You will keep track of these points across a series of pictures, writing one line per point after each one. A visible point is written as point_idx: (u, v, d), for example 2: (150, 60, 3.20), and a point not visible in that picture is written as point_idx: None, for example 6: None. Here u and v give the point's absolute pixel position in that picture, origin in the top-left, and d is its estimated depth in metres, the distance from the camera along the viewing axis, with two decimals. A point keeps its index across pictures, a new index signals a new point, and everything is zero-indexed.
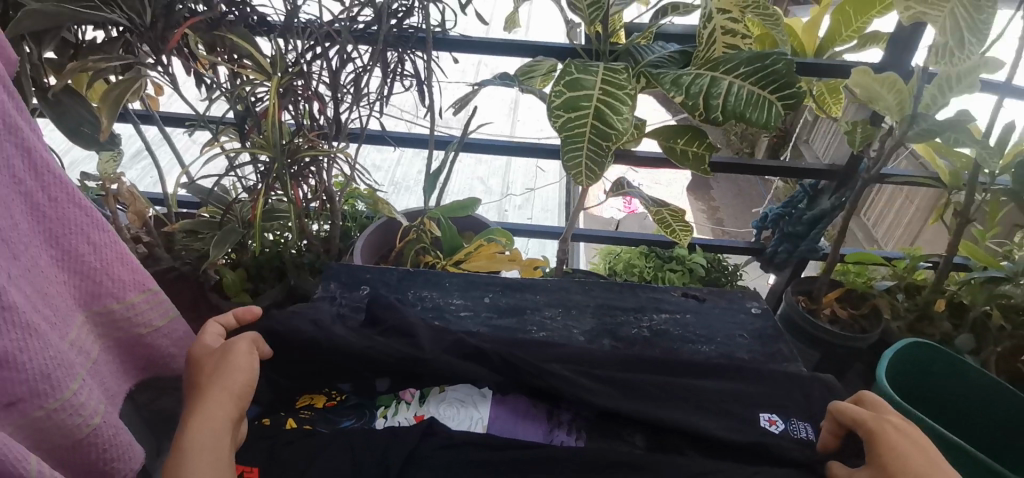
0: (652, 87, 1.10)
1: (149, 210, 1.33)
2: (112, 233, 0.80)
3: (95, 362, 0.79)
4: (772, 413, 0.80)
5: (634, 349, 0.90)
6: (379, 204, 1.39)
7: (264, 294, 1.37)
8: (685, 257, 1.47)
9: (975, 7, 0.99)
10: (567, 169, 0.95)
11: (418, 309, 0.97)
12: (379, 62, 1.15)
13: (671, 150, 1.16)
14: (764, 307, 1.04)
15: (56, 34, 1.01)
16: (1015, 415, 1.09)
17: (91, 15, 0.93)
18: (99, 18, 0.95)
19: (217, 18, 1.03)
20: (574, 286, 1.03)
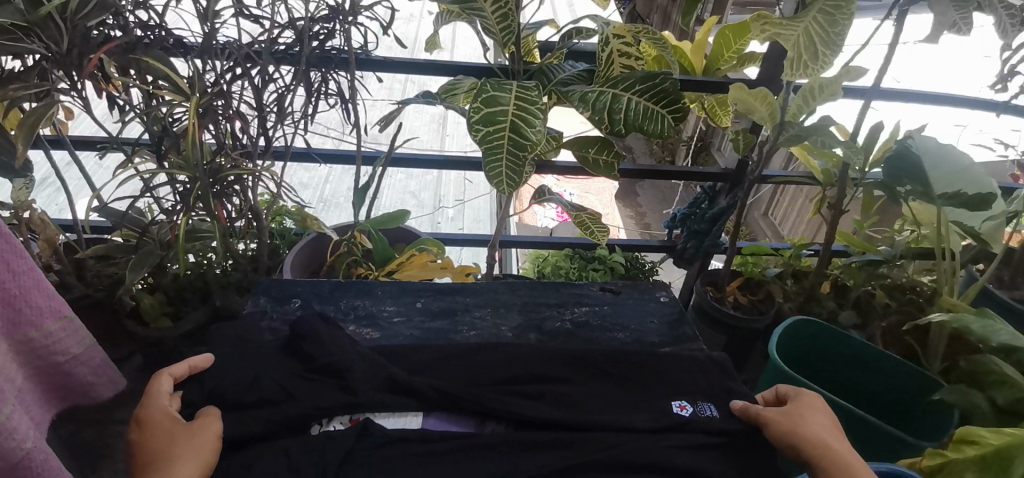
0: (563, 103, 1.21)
1: (59, 237, 1.27)
2: (32, 263, 0.90)
3: (17, 389, 0.89)
4: (683, 400, 0.86)
5: (557, 340, 0.98)
6: (308, 220, 1.41)
7: (187, 317, 1.33)
8: (606, 257, 1.59)
9: (829, 22, 1.09)
10: (489, 179, 1.02)
11: (351, 317, 1.00)
12: (303, 82, 1.17)
13: (583, 159, 1.26)
14: (672, 295, 1.16)
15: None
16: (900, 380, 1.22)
17: (9, 45, 0.91)
18: (19, 50, 0.94)
19: (133, 41, 1.02)
20: (502, 287, 1.10)
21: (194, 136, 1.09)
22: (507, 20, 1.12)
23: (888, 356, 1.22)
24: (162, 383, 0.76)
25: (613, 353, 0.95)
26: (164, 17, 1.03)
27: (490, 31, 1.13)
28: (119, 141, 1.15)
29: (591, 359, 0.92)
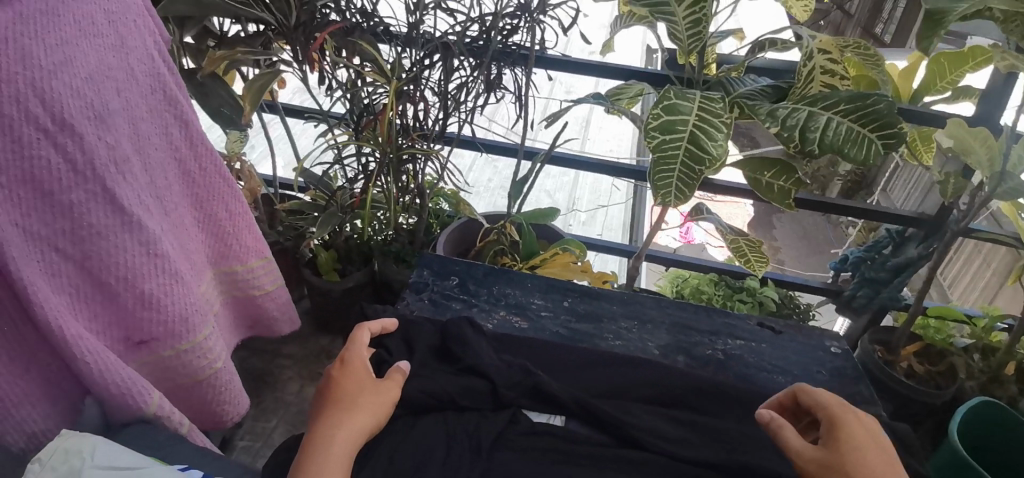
0: (745, 119, 1.11)
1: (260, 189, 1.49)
2: (242, 205, 1.05)
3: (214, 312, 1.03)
4: None
5: (708, 370, 0.93)
6: (460, 205, 1.49)
7: (350, 275, 1.49)
8: (756, 289, 1.49)
9: None
10: (654, 190, 0.95)
11: (502, 305, 1.04)
12: (483, 76, 1.20)
13: (757, 182, 1.18)
14: (846, 347, 1.05)
15: (199, 23, 1.14)
16: None
17: (245, 12, 1.07)
18: (251, 15, 1.08)
19: (352, 26, 1.15)
20: (651, 302, 1.07)
21: (389, 116, 1.20)
22: (699, 26, 1.01)
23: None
24: (363, 333, 0.81)
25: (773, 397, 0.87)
26: (377, 6, 1.14)
27: (676, 37, 1.04)
28: (324, 114, 1.32)
29: (747, 398, 0.86)
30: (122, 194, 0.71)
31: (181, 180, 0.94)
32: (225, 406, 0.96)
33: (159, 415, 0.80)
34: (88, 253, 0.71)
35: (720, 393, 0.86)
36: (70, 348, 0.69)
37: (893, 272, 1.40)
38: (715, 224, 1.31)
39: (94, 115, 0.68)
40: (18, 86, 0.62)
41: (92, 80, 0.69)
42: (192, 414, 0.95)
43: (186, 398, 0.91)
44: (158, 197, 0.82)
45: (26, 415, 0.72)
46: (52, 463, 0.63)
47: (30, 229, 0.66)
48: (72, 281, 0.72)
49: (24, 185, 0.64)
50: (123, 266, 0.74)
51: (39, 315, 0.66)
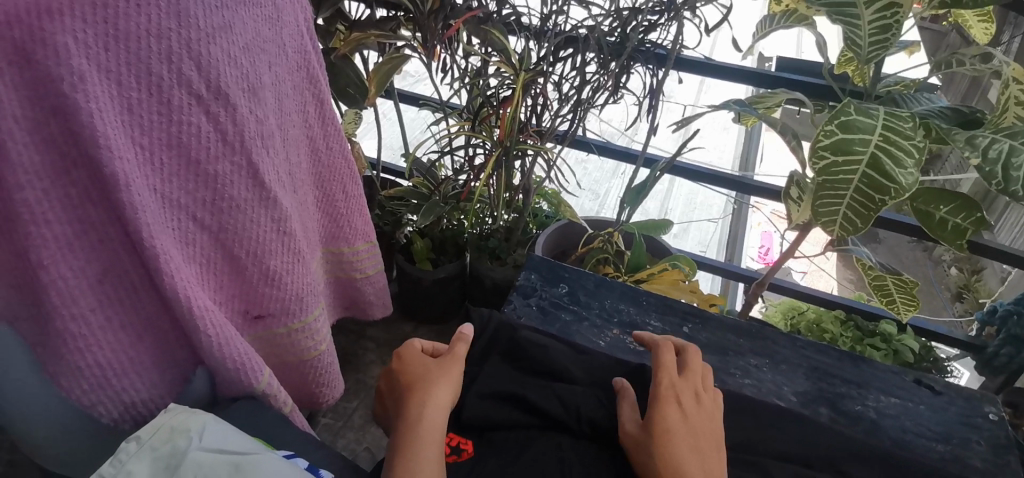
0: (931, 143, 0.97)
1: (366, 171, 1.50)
2: (361, 188, 1.04)
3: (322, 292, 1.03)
4: None
5: (856, 429, 0.82)
6: (562, 207, 1.43)
7: (443, 266, 1.47)
8: (893, 335, 1.32)
9: None
10: (819, 215, 0.90)
11: (616, 322, 0.96)
12: (611, 74, 1.15)
13: (927, 216, 1.06)
14: (1005, 416, 0.87)
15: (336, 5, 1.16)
16: None
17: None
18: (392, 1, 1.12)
19: (487, 14, 1.12)
20: (783, 338, 0.95)
21: (515, 108, 1.17)
22: (888, 31, 0.90)
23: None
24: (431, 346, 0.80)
25: (936, 470, 0.74)
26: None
27: (856, 48, 0.93)
28: (443, 103, 1.32)
29: (903, 469, 0.73)
30: (263, 166, 0.70)
31: (309, 158, 0.93)
32: (323, 389, 0.94)
33: (267, 393, 0.77)
34: (224, 224, 0.70)
35: (872, 459, 0.73)
36: (193, 320, 0.66)
37: None
38: (861, 258, 1.15)
39: (248, 86, 0.66)
40: (180, 48, 0.59)
41: (248, 49, 0.66)
42: (292, 390, 0.94)
43: (288, 375, 0.90)
44: (290, 172, 0.83)
45: (131, 385, 0.68)
46: (151, 443, 0.61)
47: (169, 196, 0.64)
48: (204, 252, 0.70)
49: (173, 151, 0.62)
50: (252, 240, 0.73)
51: (167, 286, 0.63)
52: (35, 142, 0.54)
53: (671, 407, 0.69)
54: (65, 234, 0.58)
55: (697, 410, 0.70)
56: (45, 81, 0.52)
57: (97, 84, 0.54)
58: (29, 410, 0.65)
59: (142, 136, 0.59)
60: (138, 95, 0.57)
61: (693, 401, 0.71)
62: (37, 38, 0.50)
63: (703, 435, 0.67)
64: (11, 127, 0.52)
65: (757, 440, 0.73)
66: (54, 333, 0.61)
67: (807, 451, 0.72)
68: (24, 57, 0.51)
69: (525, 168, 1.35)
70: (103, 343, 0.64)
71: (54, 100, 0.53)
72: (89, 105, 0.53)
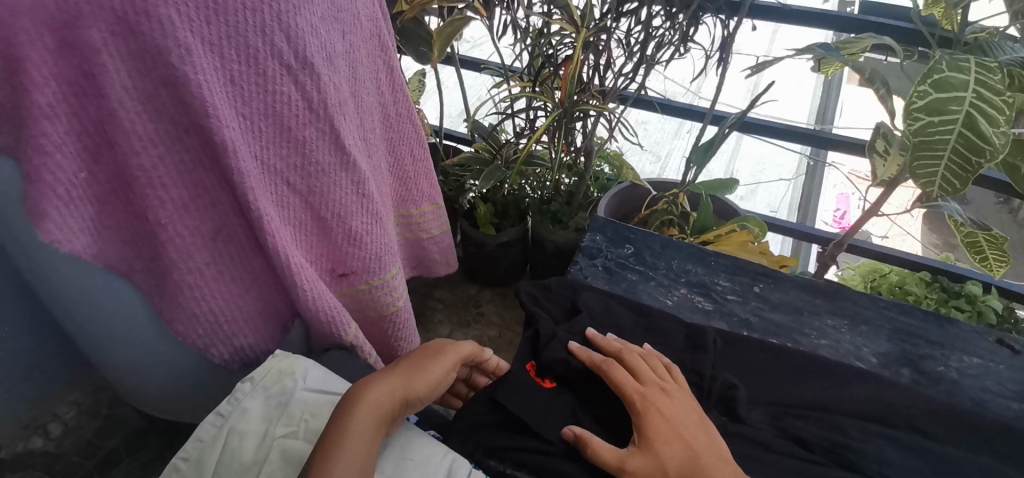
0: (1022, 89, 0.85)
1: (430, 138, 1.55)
2: (427, 152, 1.08)
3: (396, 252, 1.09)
4: None
5: (941, 392, 0.78)
6: (625, 169, 1.41)
7: (505, 230, 1.50)
8: (979, 296, 1.23)
9: None
10: (913, 178, 0.84)
11: (682, 281, 0.95)
12: (679, 27, 1.11)
13: (1014, 170, 0.97)
14: None
15: None
16: None
17: None
18: None
19: None
20: (862, 299, 0.91)
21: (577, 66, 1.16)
22: None
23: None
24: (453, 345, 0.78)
25: None
26: None
27: None
28: (503, 67, 1.33)
29: (992, 434, 0.70)
30: (344, 131, 0.74)
31: (382, 124, 0.97)
32: (401, 342, 1.00)
33: (355, 344, 0.84)
34: (311, 187, 0.75)
35: (956, 420, 0.71)
36: (291, 276, 0.72)
37: None
38: (951, 214, 1.06)
39: (326, 55, 0.71)
40: (271, 20, 0.63)
41: (325, 17, 0.70)
42: (373, 345, 1.01)
43: (370, 329, 0.97)
44: (365, 137, 0.88)
45: (238, 333, 0.76)
46: (263, 384, 0.67)
47: (264, 160, 0.69)
48: (294, 213, 0.76)
49: (267, 119, 0.67)
50: (337, 202, 0.78)
51: (268, 244, 0.69)
52: (148, 111, 0.59)
53: (648, 406, 0.66)
54: (178, 196, 0.65)
55: (673, 406, 0.67)
56: (151, 51, 0.57)
57: (199, 55, 0.59)
58: (145, 354, 0.75)
59: (242, 106, 0.64)
60: (235, 65, 0.62)
61: (666, 399, 0.67)
62: (143, 12, 0.55)
63: (682, 425, 0.65)
64: (123, 97, 0.57)
65: (833, 400, 0.72)
66: (171, 284, 0.69)
67: (881, 414, 0.71)
68: (128, 28, 0.55)
69: (587, 129, 1.34)
70: (215, 295, 0.72)
71: (167, 74, 0.58)
72: (195, 75, 0.58)
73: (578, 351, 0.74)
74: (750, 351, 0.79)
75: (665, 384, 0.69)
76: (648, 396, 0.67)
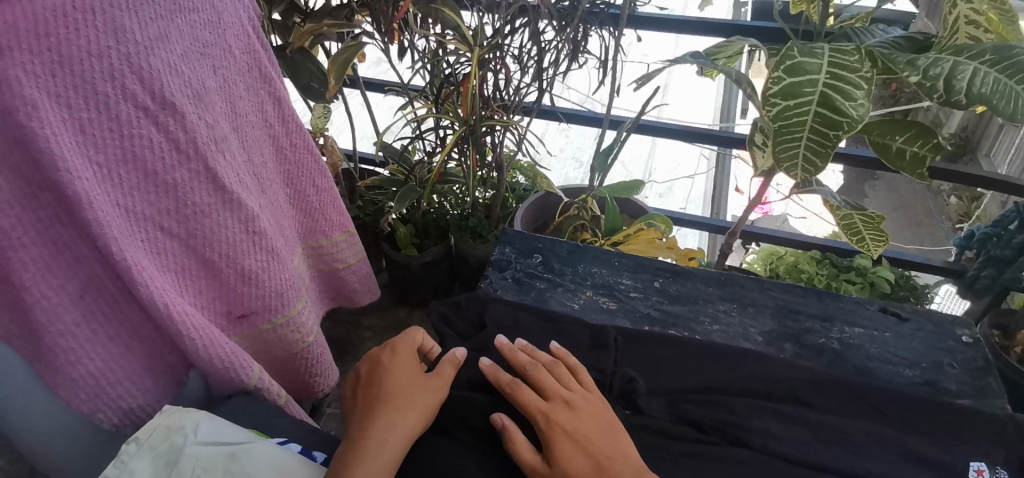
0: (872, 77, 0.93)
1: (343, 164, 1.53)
2: (331, 180, 1.07)
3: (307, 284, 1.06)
4: (980, 462, 0.69)
5: (820, 361, 0.84)
6: (538, 179, 1.45)
7: (427, 249, 1.51)
8: (868, 269, 1.33)
9: None
10: (779, 162, 0.88)
11: (588, 285, 0.99)
12: (570, 42, 1.16)
13: (885, 148, 1.07)
14: (976, 337, 0.89)
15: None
16: None
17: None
18: None
19: None
20: (752, 284, 0.98)
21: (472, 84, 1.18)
22: None
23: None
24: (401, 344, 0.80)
25: (896, 395, 0.77)
26: None
27: None
28: (405, 88, 1.33)
29: (860, 397, 0.76)
30: (221, 170, 0.73)
31: (275, 157, 0.95)
32: (316, 377, 0.98)
33: (259, 387, 0.81)
34: (192, 230, 0.72)
35: (829, 388, 0.77)
36: (174, 325, 0.69)
37: (1021, 251, 1.22)
38: (827, 198, 1.18)
39: (192, 93, 0.70)
40: (121, 64, 0.61)
41: (187, 56, 0.69)
42: (287, 384, 0.98)
43: (280, 369, 0.94)
44: (254, 172, 0.86)
45: (126, 392, 0.72)
46: (150, 443, 0.64)
47: (133, 208, 0.66)
48: (178, 260, 0.73)
49: (130, 166, 0.65)
50: (224, 243, 0.76)
51: (145, 296, 0.66)
52: None
53: (551, 424, 0.65)
54: (40, 256, 0.61)
55: (577, 413, 0.67)
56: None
57: (47, 110, 0.56)
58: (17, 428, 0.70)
59: (102, 157, 0.62)
60: (90, 115, 0.60)
61: (571, 409, 0.67)
62: None
63: (590, 433, 0.65)
64: None
65: (722, 382, 0.77)
66: (45, 349, 0.65)
67: (764, 391, 0.76)
68: None
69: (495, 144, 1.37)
70: (92, 356, 0.68)
71: (10, 132, 0.55)
72: (43, 131, 0.55)
73: (489, 367, 0.72)
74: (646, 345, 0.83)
75: (562, 396, 0.71)
76: (551, 414, 0.66)
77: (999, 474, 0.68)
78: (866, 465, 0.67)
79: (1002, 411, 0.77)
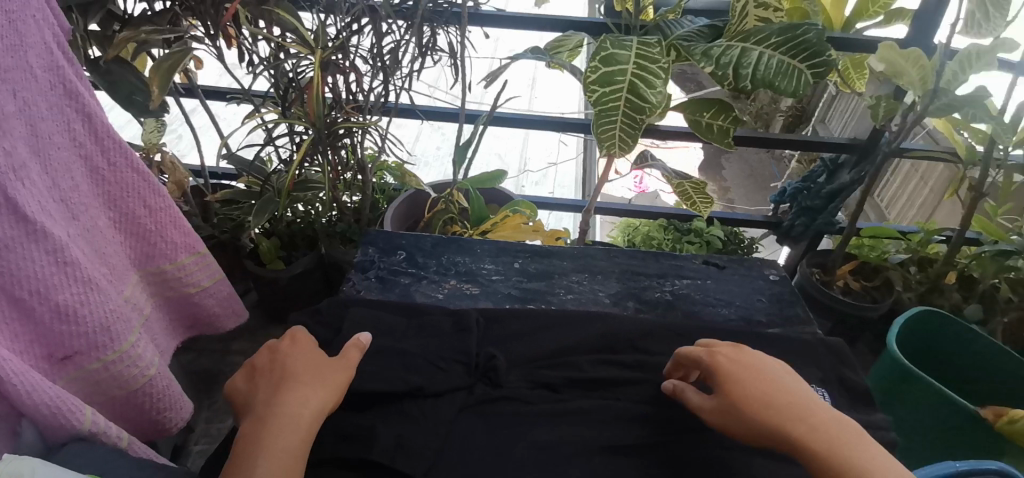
0: (677, 61, 1.05)
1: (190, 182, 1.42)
2: (167, 199, 0.98)
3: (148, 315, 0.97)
4: (802, 385, 0.81)
5: (657, 313, 0.96)
6: (406, 176, 1.45)
7: (296, 261, 1.45)
8: (703, 229, 1.53)
9: None
10: (600, 142, 0.96)
11: (452, 273, 1.02)
12: (416, 38, 1.15)
13: (696, 124, 1.14)
14: (782, 274, 1.06)
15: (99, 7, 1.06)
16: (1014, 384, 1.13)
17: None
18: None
19: None
20: (599, 253, 1.08)
21: (318, 88, 1.12)
22: None
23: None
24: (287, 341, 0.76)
25: (715, 332, 0.89)
26: None
27: None
28: (246, 93, 1.26)
29: (686, 339, 0.88)
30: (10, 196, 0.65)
31: (90, 180, 0.86)
32: (166, 413, 0.90)
33: (95, 433, 0.73)
34: None
35: (662, 335, 0.88)
36: None
37: (829, 199, 1.40)
38: (661, 171, 1.32)
39: None
40: None
41: None
42: (133, 426, 0.89)
43: (123, 411, 0.85)
44: (58, 198, 0.77)
45: None
46: None
47: None
48: None
49: None
50: (24, 278, 0.68)
51: None
52: None
53: (716, 362, 0.71)
54: None
55: (739, 355, 0.73)
56: None
57: None
58: None
59: None
60: None
61: (733, 351, 0.73)
62: None
63: (740, 365, 0.70)
64: None
65: (572, 346, 0.85)
66: None
67: (608, 347, 0.85)
68: None
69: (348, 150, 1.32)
70: None
71: None
72: None
73: (684, 348, 0.78)
74: (505, 323, 0.89)
75: (422, 382, 0.75)
76: (716, 356, 0.72)
77: (815, 391, 0.80)
78: None
79: (798, 331, 0.92)
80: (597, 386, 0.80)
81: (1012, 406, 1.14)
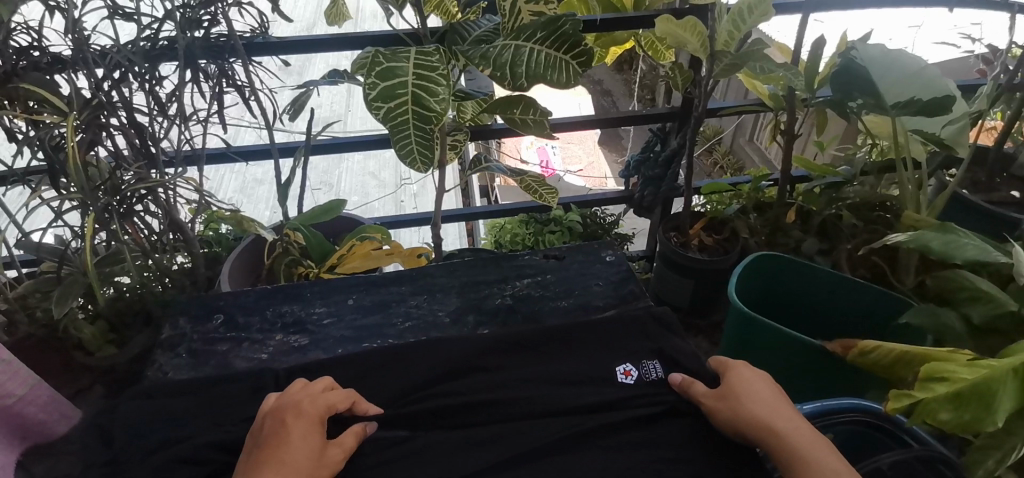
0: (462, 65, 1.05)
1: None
2: None
3: None
4: (627, 364, 0.85)
5: (496, 321, 0.94)
6: (247, 225, 1.21)
7: (131, 341, 1.29)
8: (562, 216, 1.55)
9: None
10: (401, 158, 0.93)
11: (279, 327, 0.95)
12: (193, 75, 1.05)
13: (511, 121, 1.15)
14: (618, 253, 1.08)
15: None
16: (853, 306, 1.16)
17: None
18: None
19: (11, 70, 0.98)
20: (438, 270, 1.05)
21: (77, 156, 1.00)
22: None
23: (869, 287, 1.12)
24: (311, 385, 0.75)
25: (548, 330, 0.89)
26: (41, 33, 0.99)
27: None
28: (21, 174, 1.10)
29: (521, 344, 0.88)
30: None
31: None
32: None
33: None
34: None
35: (498, 345, 0.87)
36: None
37: (665, 166, 1.46)
38: (499, 171, 1.32)
39: None
40: None
41: None
42: None
43: None
44: None
45: None
46: None
47: None
48: None
49: None
50: None
51: None
52: None
53: (734, 386, 0.74)
54: None
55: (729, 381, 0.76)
56: None
57: None
58: None
59: None
60: None
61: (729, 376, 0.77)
62: None
63: (740, 390, 0.74)
64: None
65: (403, 381, 0.82)
66: None
67: (441, 373, 0.83)
68: None
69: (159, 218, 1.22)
70: None
71: None
72: None
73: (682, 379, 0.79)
74: (331, 373, 0.83)
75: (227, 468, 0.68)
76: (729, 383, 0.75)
77: (641, 369, 0.84)
78: (523, 406, 0.78)
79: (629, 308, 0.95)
80: (430, 418, 0.77)
81: (853, 327, 1.18)
